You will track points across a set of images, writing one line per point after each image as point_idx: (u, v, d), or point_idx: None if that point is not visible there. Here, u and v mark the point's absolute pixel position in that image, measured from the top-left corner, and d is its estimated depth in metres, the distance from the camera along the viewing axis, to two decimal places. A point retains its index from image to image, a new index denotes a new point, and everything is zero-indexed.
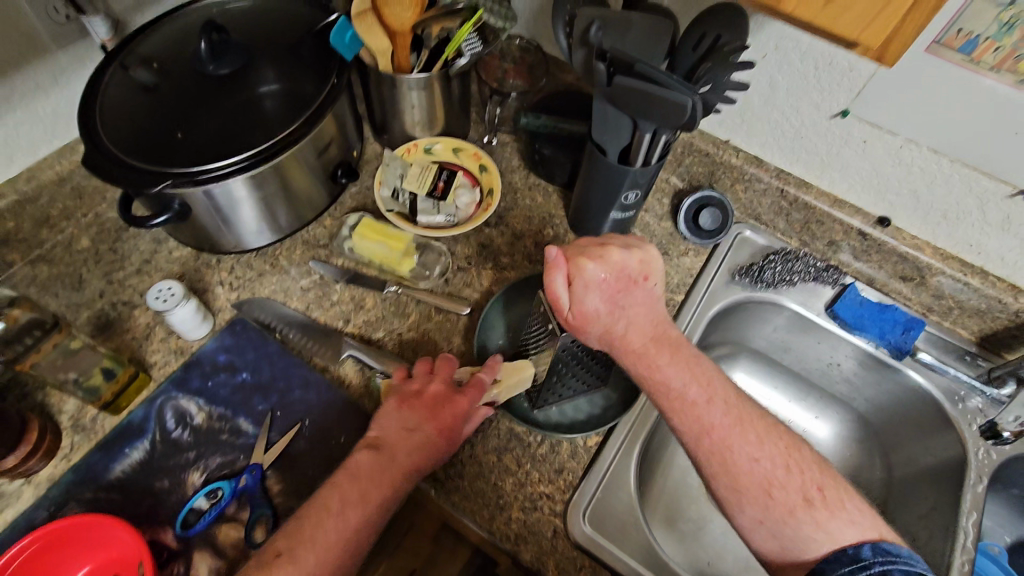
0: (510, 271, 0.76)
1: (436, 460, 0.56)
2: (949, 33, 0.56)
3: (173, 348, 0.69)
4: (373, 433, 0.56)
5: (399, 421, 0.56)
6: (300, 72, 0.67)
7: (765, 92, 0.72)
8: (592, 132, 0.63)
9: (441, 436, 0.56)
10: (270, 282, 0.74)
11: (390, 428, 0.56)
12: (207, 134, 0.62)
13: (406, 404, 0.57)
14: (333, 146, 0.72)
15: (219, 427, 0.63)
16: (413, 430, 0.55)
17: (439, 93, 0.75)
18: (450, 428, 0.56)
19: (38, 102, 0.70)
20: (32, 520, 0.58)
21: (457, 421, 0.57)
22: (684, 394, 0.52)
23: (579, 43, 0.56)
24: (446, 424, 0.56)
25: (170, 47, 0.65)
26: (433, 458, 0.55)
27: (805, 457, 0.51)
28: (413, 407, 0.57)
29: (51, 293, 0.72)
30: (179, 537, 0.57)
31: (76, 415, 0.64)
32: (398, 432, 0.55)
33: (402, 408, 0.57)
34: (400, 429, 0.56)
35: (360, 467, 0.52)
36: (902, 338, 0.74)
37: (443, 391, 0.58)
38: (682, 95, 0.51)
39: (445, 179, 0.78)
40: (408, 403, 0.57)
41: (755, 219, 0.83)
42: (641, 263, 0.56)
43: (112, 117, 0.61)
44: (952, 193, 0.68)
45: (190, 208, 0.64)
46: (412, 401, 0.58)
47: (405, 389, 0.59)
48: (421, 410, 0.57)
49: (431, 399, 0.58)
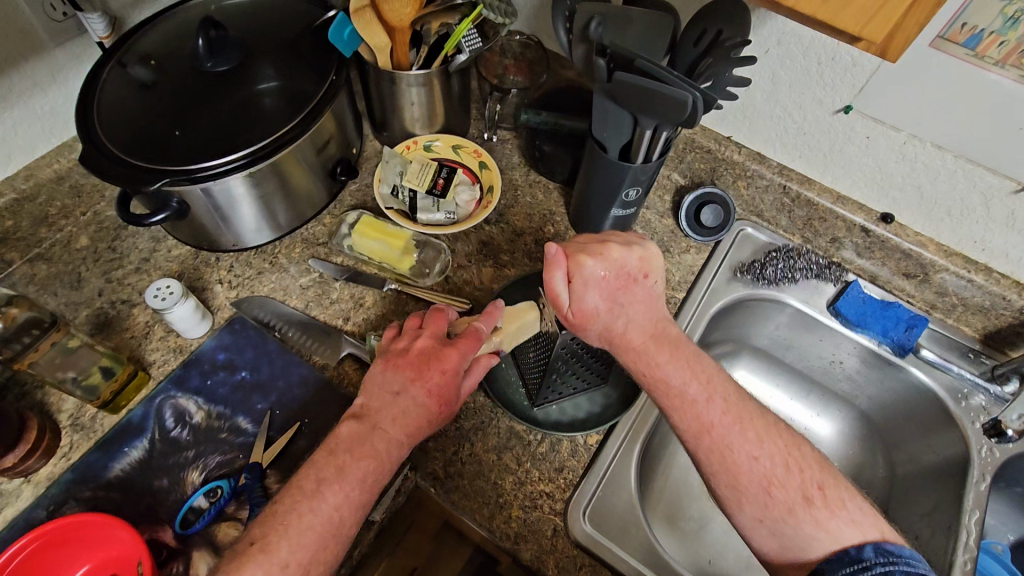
0: (510, 269, 0.76)
1: (428, 422, 0.55)
2: (952, 27, 0.55)
3: (173, 346, 0.68)
4: (359, 401, 0.55)
5: (384, 385, 0.55)
6: (298, 69, 0.67)
7: (767, 88, 0.72)
8: (592, 129, 0.63)
9: (427, 395, 0.55)
10: (269, 280, 0.73)
11: (374, 394, 0.55)
12: (204, 133, 0.61)
13: (390, 364, 0.57)
14: (332, 143, 0.71)
15: (219, 426, 0.63)
16: (398, 394, 0.54)
17: (438, 90, 0.75)
18: (438, 386, 0.55)
19: (36, 101, 0.70)
20: (31, 519, 0.58)
21: (446, 377, 0.55)
22: (683, 391, 0.52)
23: (579, 39, 0.56)
24: (432, 382, 0.55)
25: (168, 45, 0.65)
26: (422, 419, 0.54)
27: (805, 455, 0.51)
28: (397, 366, 0.56)
29: (50, 292, 0.71)
30: (178, 536, 0.57)
31: (75, 413, 0.64)
32: (383, 397, 0.54)
33: (387, 369, 0.56)
34: (384, 394, 0.55)
35: (343, 438, 0.52)
36: (905, 335, 0.74)
37: (431, 347, 0.57)
38: (683, 90, 0.50)
39: (445, 176, 0.77)
40: (394, 363, 0.57)
41: (757, 216, 0.83)
42: (641, 260, 0.55)
43: (111, 115, 0.60)
44: (955, 189, 0.68)
45: (188, 207, 0.63)
46: (397, 360, 0.57)
47: (392, 349, 0.58)
48: (408, 367, 0.56)
49: (418, 356, 0.56)
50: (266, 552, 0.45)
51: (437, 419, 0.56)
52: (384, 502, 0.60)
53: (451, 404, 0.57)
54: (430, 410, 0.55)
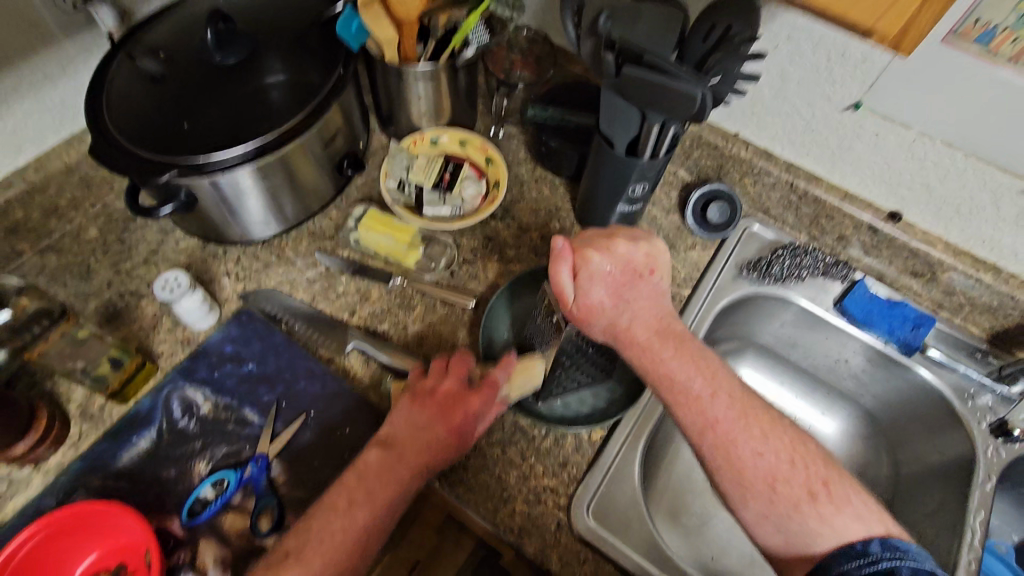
0: (516, 264, 0.76)
1: (446, 459, 0.56)
2: (966, 23, 0.55)
3: (180, 338, 0.69)
4: (385, 430, 0.57)
5: (410, 420, 0.57)
6: (308, 61, 0.67)
7: (776, 85, 0.71)
8: (600, 124, 0.63)
9: (451, 435, 0.56)
10: (276, 273, 0.74)
11: (400, 426, 0.57)
12: (214, 123, 0.62)
13: (417, 402, 0.58)
14: (340, 137, 0.72)
15: (226, 417, 0.63)
16: (424, 429, 0.56)
17: (445, 85, 0.75)
18: (462, 427, 0.56)
19: (46, 92, 0.70)
20: (41, 507, 0.58)
21: (469, 420, 0.57)
22: (688, 388, 0.52)
23: (588, 33, 0.56)
24: (457, 422, 0.56)
25: (175, 37, 0.65)
26: (443, 456, 0.56)
27: (810, 451, 0.51)
28: (424, 406, 0.57)
29: (60, 283, 0.72)
30: (185, 526, 0.58)
31: (84, 403, 0.64)
32: (410, 431, 0.56)
33: (414, 405, 0.58)
34: (410, 426, 0.56)
35: (370, 466, 0.54)
36: (912, 335, 0.73)
37: (457, 390, 0.58)
38: (692, 87, 0.51)
39: (451, 171, 0.78)
40: (420, 401, 0.58)
41: (764, 213, 0.82)
42: (647, 257, 0.56)
43: (121, 107, 0.61)
44: (965, 187, 0.67)
45: (197, 199, 0.64)
46: (424, 399, 0.58)
47: (418, 387, 0.59)
48: (432, 408, 0.57)
49: (443, 396, 0.58)
50: (301, 563, 0.48)
51: (454, 455, 0.57)
52: None
53: (468, 445, 0.58)
54: (448, 447, 0.56)
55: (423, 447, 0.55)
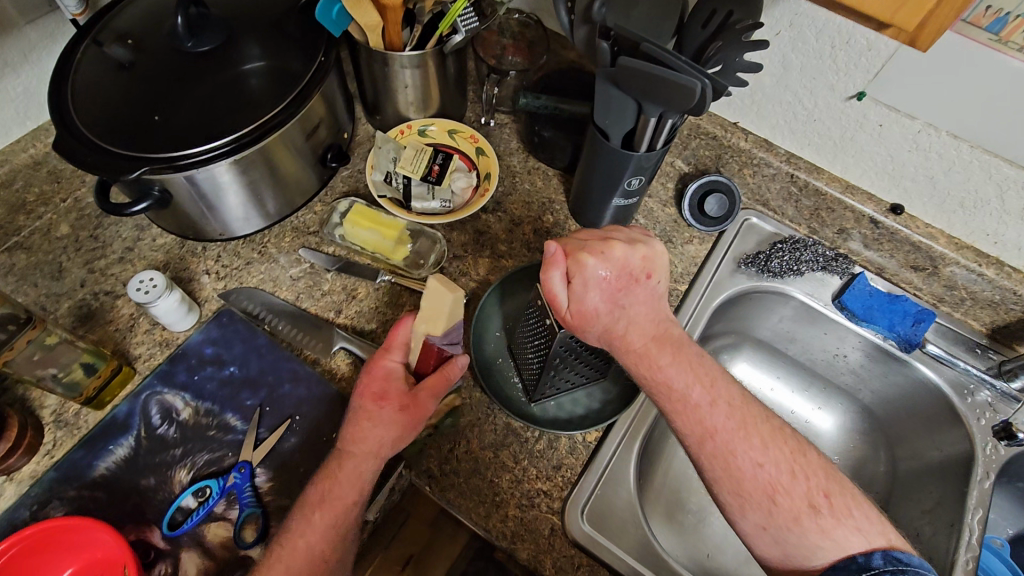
0: (508, 260, 0.73)
1: (371, 425, 0.54)
2: (976, 10, 0.52)
3: (158, 339, 0.66)
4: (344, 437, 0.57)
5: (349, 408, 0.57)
6: (287, 48, 0.63)
7: (777, 73, 0.69)
8: (594, 115, 0.60)
9: (364, 397, 0.55)
10: (258, 270, 0.71)
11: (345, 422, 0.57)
12: (186, 114, 0.58)
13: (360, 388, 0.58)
14: (323, 128, 0.68)
15: (207, 423, 0.61)
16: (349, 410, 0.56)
17: (433, 72, 0.71)
18: (374, 388, 0.55)
19: (9, 81, 0.68)
20: (15, 520, 0.56)
21: (380, 379, 0.55)
22: (686, 396, 0.50)
23: (581, 20, 0.54)
24: (369, 387, 0.55)
25: (145, 23, 0.61)
26: (365, 424, 0.54)
27: (811, 461, 0.49)
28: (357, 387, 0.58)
29: (30, 282, 0.68)
30: (165, 537, 0.56)
31: (58, 410, 0.62)
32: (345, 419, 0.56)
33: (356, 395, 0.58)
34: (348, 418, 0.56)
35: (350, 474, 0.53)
36: (912, 330, 0.72)
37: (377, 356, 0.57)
38: (691, 78, 0.47)
39: (441, 162, 0.75)
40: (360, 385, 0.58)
41: (763, 205, 0.80)
42: (644, 259, 0.53)
43: (87, 99, 0.57)
44: (970, 180, 0.65)
45: (171, 195, 0.61)
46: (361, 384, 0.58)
47: None
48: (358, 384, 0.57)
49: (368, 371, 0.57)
50: None
51: (381, 419, 0.54)
52: (376, 500, 0.59)
53: (404, 410, 0.55)
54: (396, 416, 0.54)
55: (373, 428, 0.54)
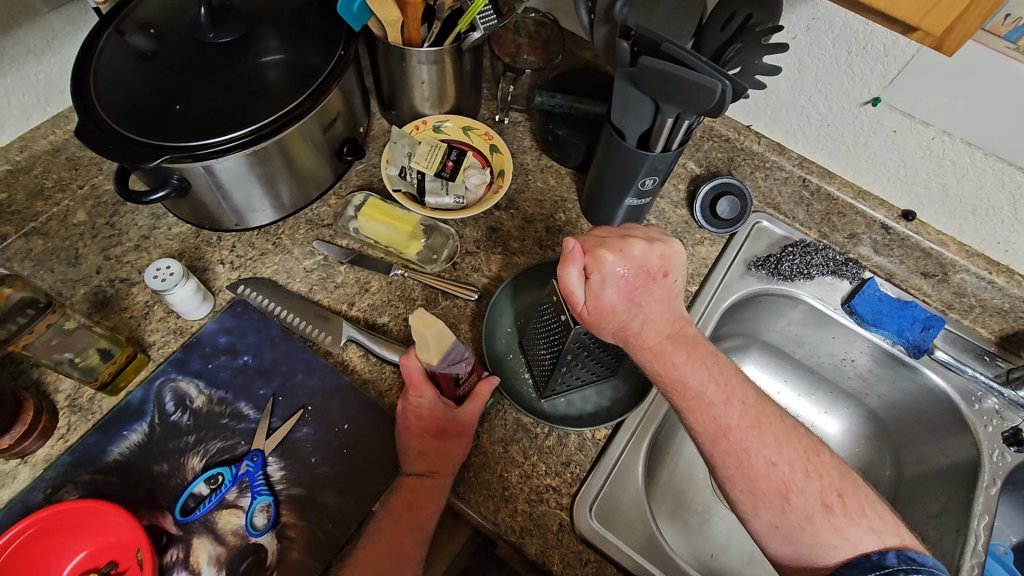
0: (520, 257, 0.74)
1: (443, 456, 0.57)
2: (994, 19, 0.53)
3: (173, 327, 0.67)
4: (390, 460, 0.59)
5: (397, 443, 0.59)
6: (307, 42, 0.64)
7: (793, 76, 0.69)
8: (611, 115, 0.60)
9: (423, 437, 0.57)
10: (272, 261, 0.71)
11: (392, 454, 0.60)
12: (205, 107, 0.59)
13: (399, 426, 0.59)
14: (340, 122, 0.69)
15: (220, 411, 0.62)
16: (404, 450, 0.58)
17: (450, 68, 0.72)
18: (430, 429, 0.57)
19: (30, 68, 0.68)
20: (29, 502, 0.57)
21: (431, 419, 0.57)
22: (700, 394, 0.51)
23: (602, 19, 0.55)
24: (423, 428, 0.57)
25: (168, 11, 0.62)
26: (436, 458, 0.57)
27: (825, 461, 0.49)
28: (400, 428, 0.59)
29: (46, 268, 0.69)
30: (178, 523, 0.56)
31: (73, 394, 0.62)
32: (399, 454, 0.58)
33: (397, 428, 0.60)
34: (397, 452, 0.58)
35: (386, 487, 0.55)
36: (921, 336, 0.72)
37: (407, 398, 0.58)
38: (711, 79, 0.48)
39: (455, 159, 0.75)
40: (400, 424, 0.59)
41: (774, 208, 0.81)
42: (662, 258, 0.53)
43: (107, 86, 0.57)
44: (983, 188, 0.66)
45: (189, 184, 0.61)
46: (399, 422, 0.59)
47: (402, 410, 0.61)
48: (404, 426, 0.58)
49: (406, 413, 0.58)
50: None
51: (448, 447, 0.57)
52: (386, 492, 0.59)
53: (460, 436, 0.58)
54: (459, 440, 0.58)
55: (439, 457, 0.57)
